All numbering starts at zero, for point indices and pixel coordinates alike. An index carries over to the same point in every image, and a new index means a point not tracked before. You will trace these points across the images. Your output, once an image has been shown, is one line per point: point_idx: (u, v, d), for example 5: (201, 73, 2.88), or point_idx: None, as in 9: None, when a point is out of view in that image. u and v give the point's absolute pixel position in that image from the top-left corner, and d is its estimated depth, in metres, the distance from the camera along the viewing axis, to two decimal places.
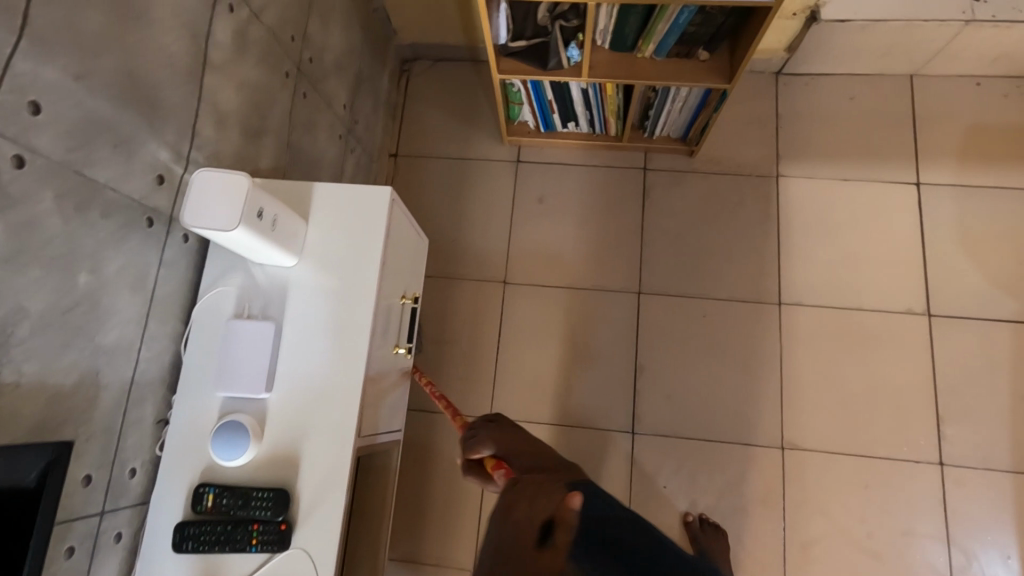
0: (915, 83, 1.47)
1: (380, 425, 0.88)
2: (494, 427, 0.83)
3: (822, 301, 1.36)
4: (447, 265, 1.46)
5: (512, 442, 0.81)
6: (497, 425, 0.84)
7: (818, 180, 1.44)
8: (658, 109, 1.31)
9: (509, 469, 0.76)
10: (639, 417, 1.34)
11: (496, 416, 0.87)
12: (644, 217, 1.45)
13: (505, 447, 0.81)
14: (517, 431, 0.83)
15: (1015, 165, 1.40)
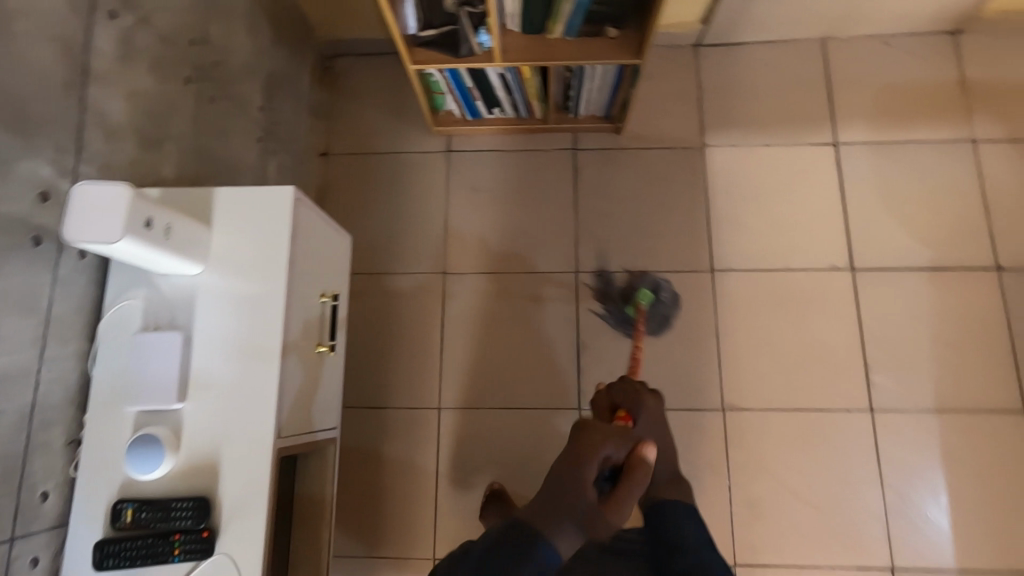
0: (829, 48, 1.51)
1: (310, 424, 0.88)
2: (651, 397, 1.09)
3: (752, 266, 1.41)
4: (387, 261, 1.46)
5: (649, 416, 1.07)
6: (655, 397, 1.10)
7: (743, 148, 1.47)
8: (578, 87, 1.33)
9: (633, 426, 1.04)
10: (585, 393, 1.36)
11: (650, 393, 1.09)
12: (577, 197, 1.47)
13: (645, 412, 1.07)
14: (659, 412, 1.09)
15: (926, 119, 1.46)
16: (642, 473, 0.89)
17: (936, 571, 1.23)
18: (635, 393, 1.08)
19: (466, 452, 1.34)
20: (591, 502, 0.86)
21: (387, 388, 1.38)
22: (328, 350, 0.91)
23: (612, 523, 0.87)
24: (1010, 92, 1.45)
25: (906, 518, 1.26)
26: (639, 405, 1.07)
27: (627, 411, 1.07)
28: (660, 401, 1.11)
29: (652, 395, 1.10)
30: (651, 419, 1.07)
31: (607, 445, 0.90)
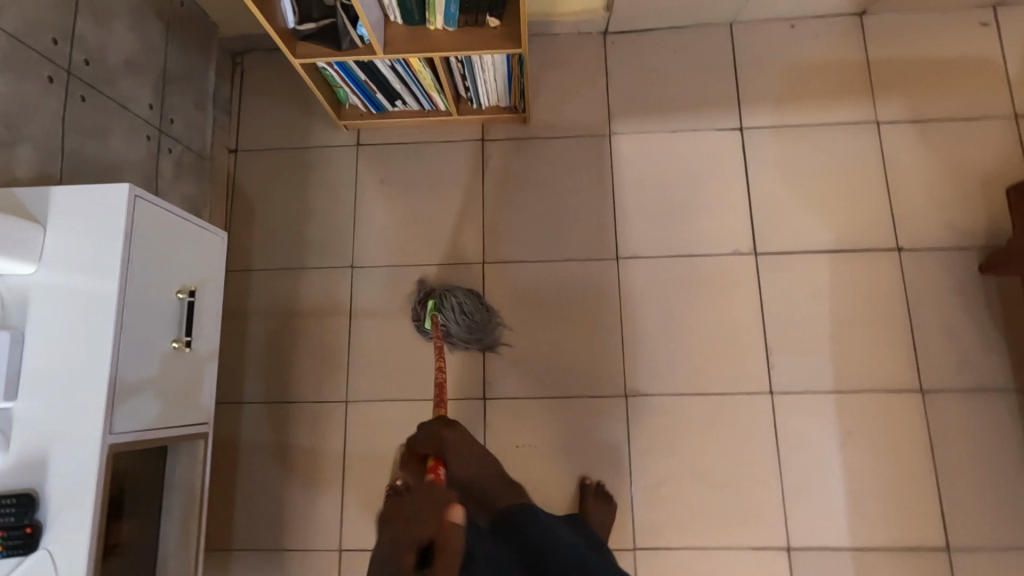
0: (735, 32, 1.51)
1: (164, 421, 0.89)
2: (449, 429, 1.09)
3: (656, 252, 1.41)
4: (296, 256, 1.47)
5: (457, 454, 1.08)
6: (454, 428, 1.10)
7: (649, 135, 1.47)
8: (472, 79, 1.32)
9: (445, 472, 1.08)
10: (490, 383, 1.37)
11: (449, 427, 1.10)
12: (484, 187, 1.48)
13: (450, 452, 1.08)
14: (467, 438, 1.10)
15: (830, 102, 1.46)
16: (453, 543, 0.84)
17: (832, 549, 1.25)
18: (436, 437, 1.09)
19: (373, 445, 1.36)
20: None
21: (295, 383, 1.40)
22: (182, 346, 0.92)
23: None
24: (912, 73, 1.46)
25: (804, 498, 1.28)
26: (443, 450, 1.09)
27: (437, 456, 1.09)
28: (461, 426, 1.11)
29: (445, 424, 1.10)
30: (466, 456, 1.09)
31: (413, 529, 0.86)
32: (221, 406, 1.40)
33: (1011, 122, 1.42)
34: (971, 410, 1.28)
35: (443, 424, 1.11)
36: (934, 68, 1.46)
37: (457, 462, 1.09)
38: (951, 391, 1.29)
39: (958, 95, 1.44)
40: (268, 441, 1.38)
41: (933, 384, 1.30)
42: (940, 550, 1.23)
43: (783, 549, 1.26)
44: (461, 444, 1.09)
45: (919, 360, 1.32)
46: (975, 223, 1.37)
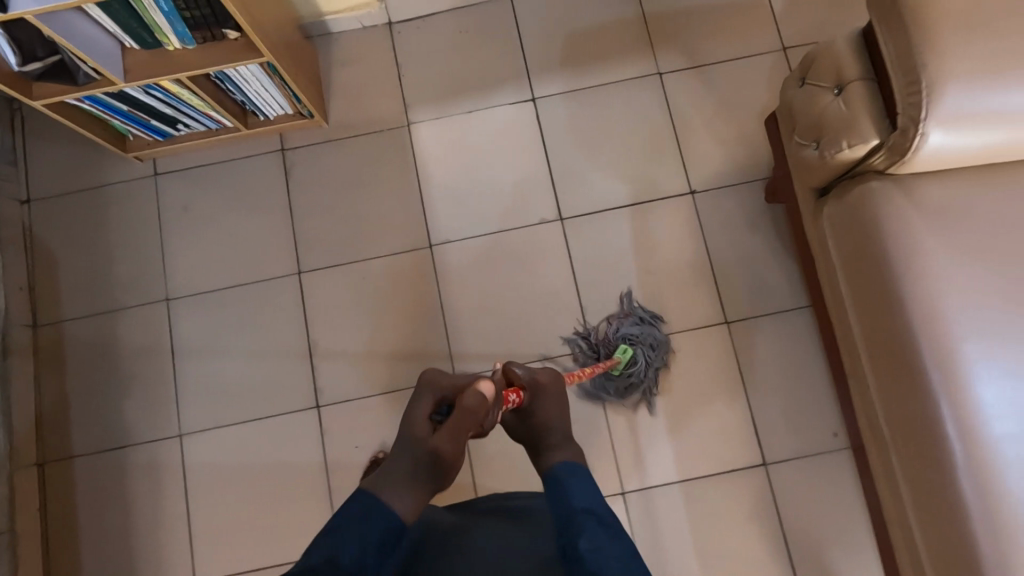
0: (516, 4, 1.53)
1: None
2: (550, 373, 0.93)
3: (468, 234, 1.44)
4: (106, 298, 1.43)
5: (550, 402, 0.91)
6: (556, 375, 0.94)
7: (446, 119, 1.49)
8: (242, 92, 1.30)
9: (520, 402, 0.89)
10: (322, 390, 1.38)
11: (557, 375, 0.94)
12: (291, 197, 1.46)
13: (539, 394, 0.91)
14: (561, 398, 0.93)
15: (614, 60, 1.50)
16: (470, 401, 0.80)
17: (662, 486, 1.32)
18: (537, 375, 0.92)
19: (212, 472, 1.35)
20: (421, 436, 0.82)
21: (125, 425, 1.38)
22: None
23: (444, 448, 0.80)
24: (686, 22, 1.51)
25: (630, 442, 1.34)
26: (536, 384, 0.91)
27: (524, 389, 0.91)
28: (562, 382, 0.95)
29: (551, 376, 0.93)
30: (553, 405, 0.91)
31: (448, 385, 0.88)
32: (52, 463, 1.37)
33: (781, 55, 1.49)
34: (773, 333, 1.36)
35: (553, 372, 0.94)
36: (706, 13, 1.52)
37: (542, 409, 0.91)
38: (752, 319, 1.37)
39: (730, 36, 1.50)
40: (105, 488, 1.35)
41: (735, 315, 1.38)
42: (759, 467, 1.31)
43: (617, 495, 1.32)
44: (552, 403, 0.91)
45: (721, 293, 1.39)
46: (756, 157, 1.45)
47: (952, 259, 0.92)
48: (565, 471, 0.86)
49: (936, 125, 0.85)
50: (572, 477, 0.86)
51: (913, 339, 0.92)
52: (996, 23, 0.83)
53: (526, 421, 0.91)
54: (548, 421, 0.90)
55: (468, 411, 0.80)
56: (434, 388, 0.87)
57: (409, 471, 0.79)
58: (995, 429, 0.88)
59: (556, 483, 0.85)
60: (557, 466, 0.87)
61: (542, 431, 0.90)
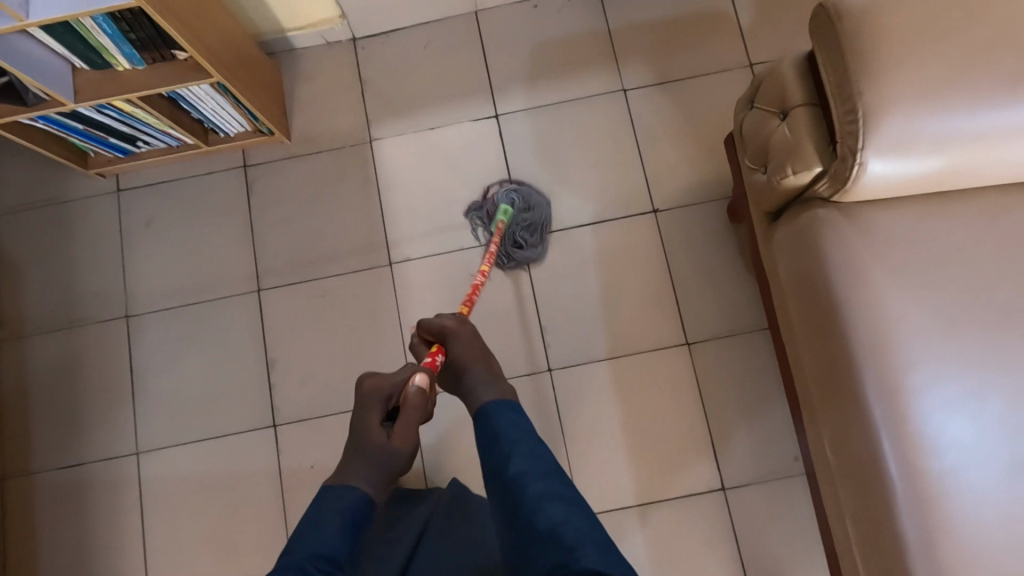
0: (480, 19, 1.52)
1: None
2: (459, 322, 1.02)
3: (428, 252, 1.43)
4: (68, 314, 1.43)
5: (461, 343, 1.01)
6: (464, 323, 1.03)
7: (408, 135, 1.48)
8: (198, 111, 1.30)
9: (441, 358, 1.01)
10: (279, 408, 1.37)
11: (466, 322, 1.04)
12: (252, 213, 1.46)
13: (454, 342, 1.01)
14: (473, 338, 1.02)
15: (578, 76, 1.49)
16: (415, 401, 0.95)
17: (619, 509, 1.30)
18: (446, 327, 1.02)
19: (168, 491, 1.35)
20: (380, 440, 0.93)
21: (83, 443, 1.37)
22: None
23: (404, 447, 0.94)
24: (652, 37, 1.50)
25: (588, 463, 1.32)
26: (448, 336, 1.02)
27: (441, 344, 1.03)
28: (472, 325, 1.04)
29: (456, 321, 1.03)
30: (468, 345, 1.01)
31: (387, 385, 0.97)
32: (10, 480, 1.37)
33: (747, 70, 1.47)
34: (733, 354, 1.34)
35: (457, 318, 1.03)
36: (672, 28, 1.50)
37: (461, 354, 1.00)
38: (713, 340, 1.35)
39: (696, 51, 1.48)
40: (62, 505, 1.35)
41: (696, 336, 1.36)
42: (717, 492, 1.30)
43: None
44: (465, 342, 1.01)
45: (682, 313, 1.37)
46: (719, 175, 1.43)
47: (896, 287, 0.91)
48: (495, 407, 0.91)
49: (876, 154, 0.84)
50: (501, 411, 0.91)
51: (856, 370, 0.91)
52: (936, 51, 0.81)
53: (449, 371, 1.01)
54: (462, 356, 0.99)
55: (414, 412, 0.95)
56: (377, 394, 0.96)
57: (372, 468, 0.91)
58: (934, 462, 0.87)
59: (488, 421, 0.90)
60: (489, 404, 0.92)
61: (464, 372, 0.98)
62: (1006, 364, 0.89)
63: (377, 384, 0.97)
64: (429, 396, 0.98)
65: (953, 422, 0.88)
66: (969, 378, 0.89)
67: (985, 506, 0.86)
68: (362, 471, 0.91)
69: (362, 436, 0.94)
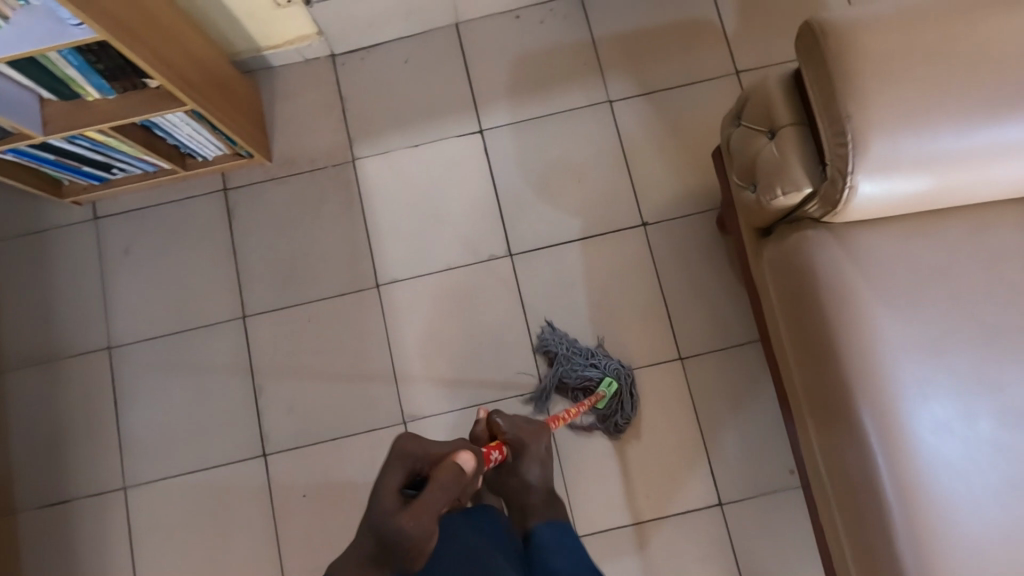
0: (462, 32, 1.49)
1: None
2: (536, 436, 1.04)
3: (415, 272, 1.41)
4: (48, 348, 1.40)
5: (531, 459, 1.03)
6: (538, 435, 1.05)
7: (391, 153, 1.45)
8: (174, 137, 1.26)
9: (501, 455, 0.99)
10: (268, 437, 1.34)
11: (541, 432, 1.06)
12: (234, 238, 1.43)
13: (523, 456, 1.02)
14: (540, 454, 1.04)
15: (563, 88, 1.46)
16: (446, 477, 0.78)
17: (615, 529, 1.29)
18: (523, 434, 1.03)
19: (158, 526, 1.32)
20: (388, 511, 0.77)
21: (68, 479, 1.34)
22: None
23: (414, 531, 0.74)
24: (636, 46, 1.47)
25: (583, 484, 1.31)
26: (521, 444, 1.02)
27: (503, 441, 1.02)
28: (542, 435, 1.06)
29: (532, 432, 1.04)
30: (534, 463, 1.03)
31: (425, 449, 0.84)
32: None
33: (733, 78, 1.45)
34: (726, 368, 1.33)
35: (537, 430, 1.05)
36: (657, 37, 1.48)
37: (527, 469, 1.03)
38: (707, 354, 1.34)
39: (682, 60, 1.46)
40: (49, 544, 1.32)
41: (688, 351, 1.35)
42: (715, 508, 1.29)
43: None
44: (534, 457, 1.03)
45: (675, 328, 1.36)
46: (708, 186, 1.42)
47: (885, 308, 0.90)
48: (550, 534, 0.98)
49: (864, 175, 0.82)
50: (557, 544, 0.96)
51: (848, 392, 0.89)
52: (920, 70, 0.80)
53: (509, 481, 1.03)
54: (529, 476, 1.03)
55: (440, 490, 0.77)
56: (405, 458, 0.82)
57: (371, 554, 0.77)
58: (930, 483, 0.86)
59: (542, 548, 0.96)
60: (543, 531, 0.99)
61: (525, 493, 1.03)
62: (997, 382, 0.88)
63: (413, 447, 0.84)
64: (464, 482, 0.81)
65: (945, 442, 0.87)
66: (960, 397, 0.88)
67: (978, 523, 0.85)
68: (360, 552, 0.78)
69: (374, 500, 0.79)
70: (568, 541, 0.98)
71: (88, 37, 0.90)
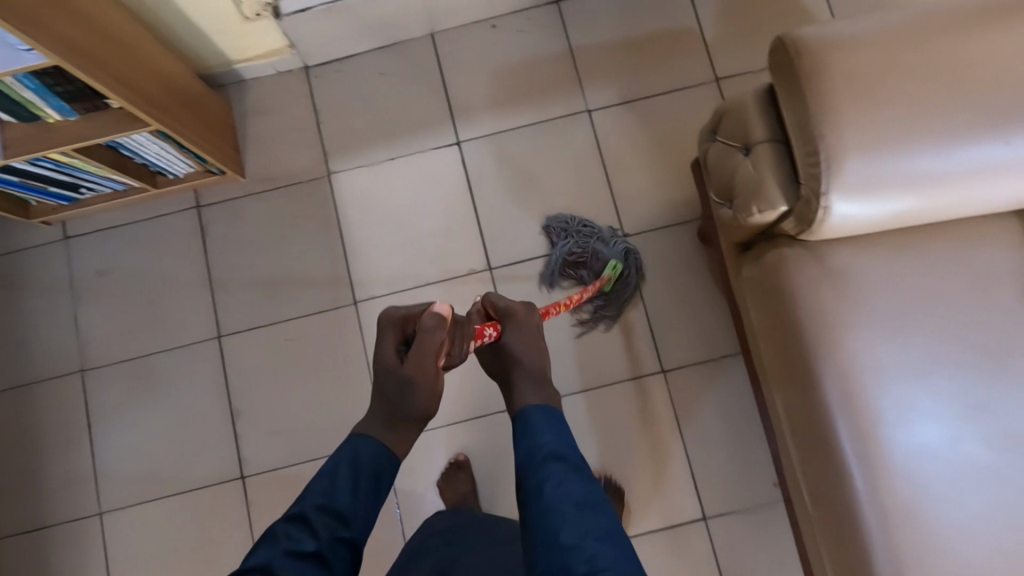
0: (438, 42, 1.46)
1: None
2: (527, 312, 0.95)
3: (394, 288, 1.38)
4: (20, 372, 1.37)
5: (522, 335, 0.93)
6: (529, 314, 0.96)
7: (367, 167, 1.43)
8: (142, 156, 1.23)
9: (494, 335, 0.93)
10: (246, 460, 1.32)
11: (529, 308, 0.96)
12: (209, 256, 1.40)
13: (516, 335, 0.93)
14: (533, 333, 0.95)
15: (541, 98, 1.44)
16: (428, 327, 0.85)
17: None
18: (518, 314, 0.95)
19: (135, 552, 1.30)
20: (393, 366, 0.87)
21: (43, 507, 1.32)
22: None
23: (414, 375, 0.85)
24: (614, 54, 1.45)
25: None
26: (511, 323, 0.94)
27: (498, 323, 0.95)
28: (536, 317, 0.97)
29: (524, 309, 0.96)
30: (524, 338, 0.93)
31: (412, 310, 0.90)
32: None
33: (713, 86, 1.43)
34: (708, 380, 1.32)
35: (527, 308, 0.97)
36: (636, 44, 1.45)
37: (516, 345, 0.92)
38: (689, 367, 1.33)
39: (662, 68, 1.44)
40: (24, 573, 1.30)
41: (670, 364, 1.33)
42: (698, 522, 1.28)
43: None
44: (524, 334, 0.93)
45: (657, 340, 1.35)
46: (689, 196, 1.40)
47: (867, 332, 0.88)
48: (536, 411, 0.85)
49: (840, 197, 0.80)
50: (544, 424, 0.83)
51: (828, 417, 0.88)
52: (895, 87, 0.78)
53: (501, 357, 0.93)
54: (518, 355, 0.91)
55: (428, 337, 0.85)
56: (396, 323, 0.90)
57: (388, 411, 0.85)
58: (914, 509, 0.85)
59: (528, 426, 0.83)
60: (530, 407, 0.86)
61: (516, 370, 0.91)
62: (982, 405, 0.87)
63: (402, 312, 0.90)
64: (451, 331, 0.88)
65: (928, 468, 0.86)
66: (943, 422, 0.87)
67: (962, 550, 0.83)
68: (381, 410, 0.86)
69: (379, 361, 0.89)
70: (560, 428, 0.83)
71: (42, 62, 0.88)
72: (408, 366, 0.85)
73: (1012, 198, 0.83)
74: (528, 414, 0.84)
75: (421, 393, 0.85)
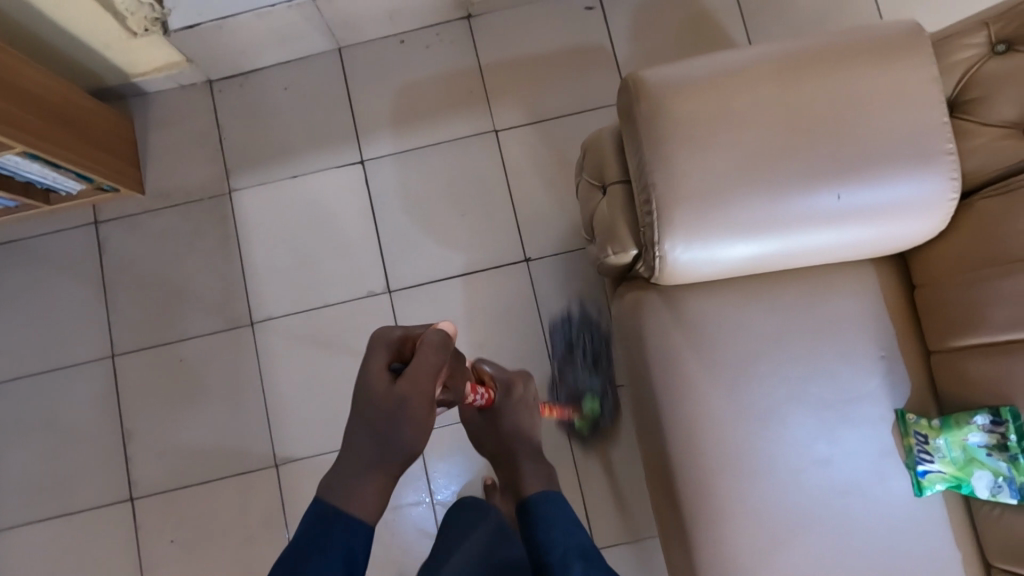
0: (345, 57, 1.43)
1: None
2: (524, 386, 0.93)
3: (291, 309, 1.36)
4: None
5: (521, 408, 0.91)
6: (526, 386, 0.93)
7: (269, 185, 1.40)
8: (23, 175, 1.21)
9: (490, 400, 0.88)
10: (136, 482, 1.31)
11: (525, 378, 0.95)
12: (104, 273, 1.38)
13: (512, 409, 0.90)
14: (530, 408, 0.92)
15: (448, 116, 1.41)
16: (430, 341, 0.68)
17: None
18: (512, 385, 0.92)
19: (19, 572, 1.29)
20: (381, 392, 0.65)
21: None
22: None
23: (412, 404, 0.65)
24: (524, 72, 1.42)
25: None
26: (510, 393, 0.91)
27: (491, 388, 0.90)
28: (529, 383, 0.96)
29: (521, 376, 0.94)
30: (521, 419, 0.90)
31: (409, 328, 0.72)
32: None
33: None
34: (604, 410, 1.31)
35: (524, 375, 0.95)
36: (547, 63, 1.42)
37: (514, 422, 0.89)
38: None
39: (572, 88, 1.41)
40: None
41: None
42: None
43: None
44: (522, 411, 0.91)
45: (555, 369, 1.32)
46: None
47: (713, 378, 0.86)
48: (539, 501, 0.82)
49: (677, 244, 0.78)
50: (548, 511, 0.80)
51: (673, 465, 0.86)
52: (730, 135, 0.76)
53: (497, 428, 0.89)
54: (514, 429, 0.89)
55: (430, 353, 0.67)
56: (384, 339, 0.70)
57: (377, 443, 0.65)
58: (749, 558, 0.83)
59: (533, 522, 0.80)
60: (534, 496, 0.82)
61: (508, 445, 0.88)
62: (826, 452, 0.86)
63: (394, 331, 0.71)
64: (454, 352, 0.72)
65: (770, 518, 0.84)
66: (788, 469, 0.85)
67: None
68: (357, 461, 0.65)
69: (363, 386, 0.67)
70: (563, 509, 0.81)
71: None
72: (403, 383, 0.65)
73: (855, 250, 0.81)
74: (536, 509, 0.81)
75: (416, 428, 0.65)
